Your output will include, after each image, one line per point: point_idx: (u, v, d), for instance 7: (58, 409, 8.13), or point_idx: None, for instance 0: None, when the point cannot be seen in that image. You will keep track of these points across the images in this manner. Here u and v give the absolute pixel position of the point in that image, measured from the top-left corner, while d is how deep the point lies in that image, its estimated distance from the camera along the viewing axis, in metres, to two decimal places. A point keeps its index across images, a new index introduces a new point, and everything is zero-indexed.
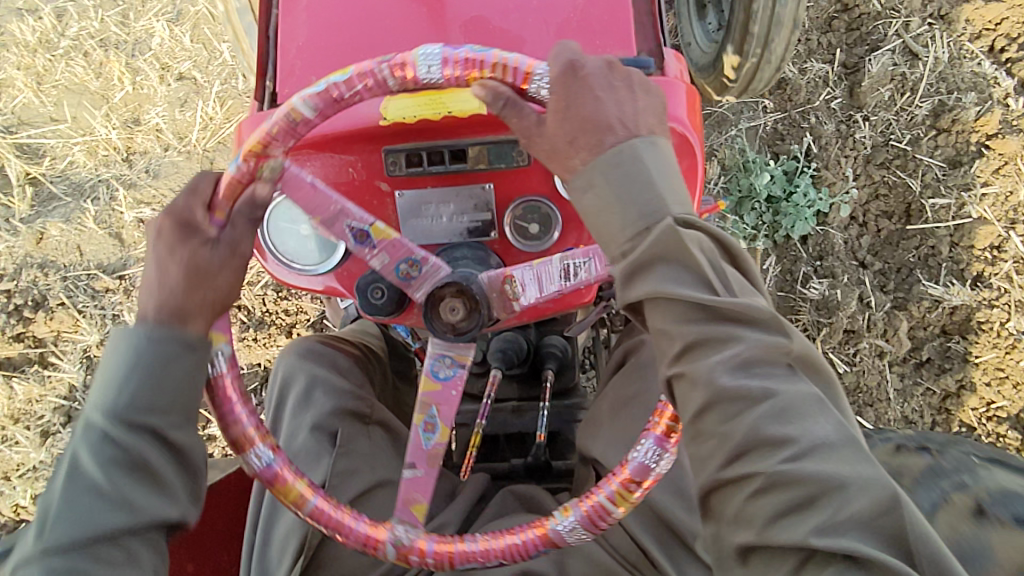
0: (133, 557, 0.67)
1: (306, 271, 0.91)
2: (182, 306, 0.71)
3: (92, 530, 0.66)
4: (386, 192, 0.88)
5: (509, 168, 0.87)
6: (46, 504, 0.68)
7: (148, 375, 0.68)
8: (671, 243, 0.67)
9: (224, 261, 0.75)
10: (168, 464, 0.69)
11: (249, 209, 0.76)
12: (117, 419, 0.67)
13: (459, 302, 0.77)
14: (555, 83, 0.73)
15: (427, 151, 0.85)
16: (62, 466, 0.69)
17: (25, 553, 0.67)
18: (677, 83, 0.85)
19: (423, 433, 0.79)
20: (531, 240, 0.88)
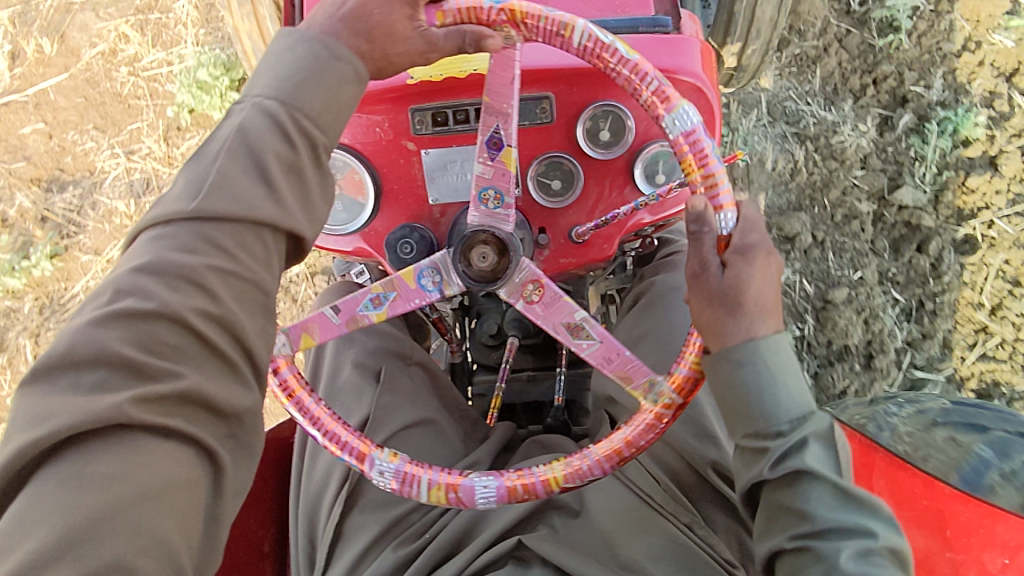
0: (269, 259, 0.59)
1: (338, 229, 0.94)
2: (353, 42, 0.67)
3: (243, 211, 0.57)
4: (412, 151, 0.91)
5: (533, 125, 0.88)
6: (198, 170, 0.59)
7: (289, 75, 0.62)
8: (776, 384, 0.69)
9: (418, 50, 0.71)
10: (316, 176, 0.62)
11: (473, 41, 0.72)
12: (290, 111, 0.61)
13: (489, 251, 0.80)
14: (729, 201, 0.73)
15: (452, 109, 0.87)
16: (218, 138, 0.60)
17: (171, 211, 0.57)
18: (693, 40, 0.87)
19: (369, 304, 0.83)
20: (554, 195, 0.91)
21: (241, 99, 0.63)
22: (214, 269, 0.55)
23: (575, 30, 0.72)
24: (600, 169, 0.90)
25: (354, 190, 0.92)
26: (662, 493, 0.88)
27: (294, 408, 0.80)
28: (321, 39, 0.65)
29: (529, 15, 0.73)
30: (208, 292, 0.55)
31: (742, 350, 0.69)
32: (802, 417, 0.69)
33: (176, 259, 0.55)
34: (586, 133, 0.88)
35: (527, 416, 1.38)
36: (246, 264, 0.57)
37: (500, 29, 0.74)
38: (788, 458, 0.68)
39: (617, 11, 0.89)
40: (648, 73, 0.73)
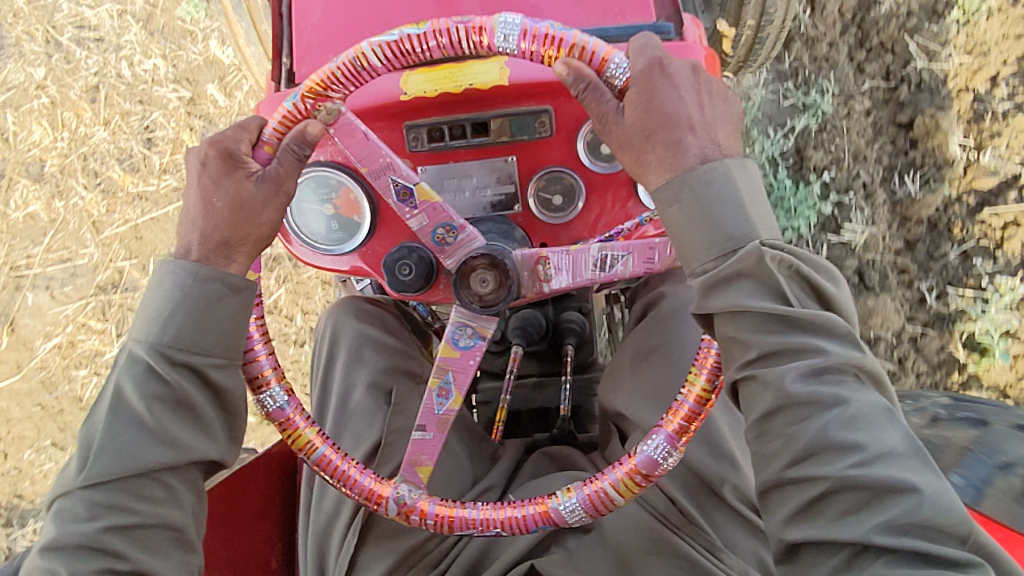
0: (173, 496, 0.73)
1: (333, 250, 0.91)
2: (214, 240, 0.75)
3: (135, 466, 0.71)
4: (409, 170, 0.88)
5: (531, 140, 0.86)
6: (88, 436, 0.73)
7: (178, 318, 0.72)
8: (707, 215, 0.66)
9: (269, 198, 0.77)
10: (204, 399, 0.73)
11: (300, 143, 0.77)
12: (160, 351, 0.72)
13: (490, 275, 0.78)
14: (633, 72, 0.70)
15: (448, 125, 0.84)
16: (105, 400, 0.74)
17: (68, 484, 0.72)
18: (698, 47, 0.84)
19: (438, 398, 0.82)
20: (554, 211, 0.88)
21: (123, 345, 0.75)
22: (112, 528, 0.70)
23: (367, 56, 0.74)
24: (601, 184, 0.87)
25: (349, 210, 0.90)
26: (678, 513, 0.84)
27: (460, 528, 0.77)
28: (183, 268, 0.74)
29: (325, 82, 0.76)
30: (111, 551, 0.70)
31: (665, 189, 0.69)
32: (744, 240, 0.66)
33: (78, 528, 0.70)
34: (587, 146, 0.85)
35: (534, 423, 1.34)
36: (144, 512, 0.71)
37: (316, 113, 0.77)
38: (721, 294, 0.66)
39: (617, 17, 0.85)
40: (448, 27, 0.72)
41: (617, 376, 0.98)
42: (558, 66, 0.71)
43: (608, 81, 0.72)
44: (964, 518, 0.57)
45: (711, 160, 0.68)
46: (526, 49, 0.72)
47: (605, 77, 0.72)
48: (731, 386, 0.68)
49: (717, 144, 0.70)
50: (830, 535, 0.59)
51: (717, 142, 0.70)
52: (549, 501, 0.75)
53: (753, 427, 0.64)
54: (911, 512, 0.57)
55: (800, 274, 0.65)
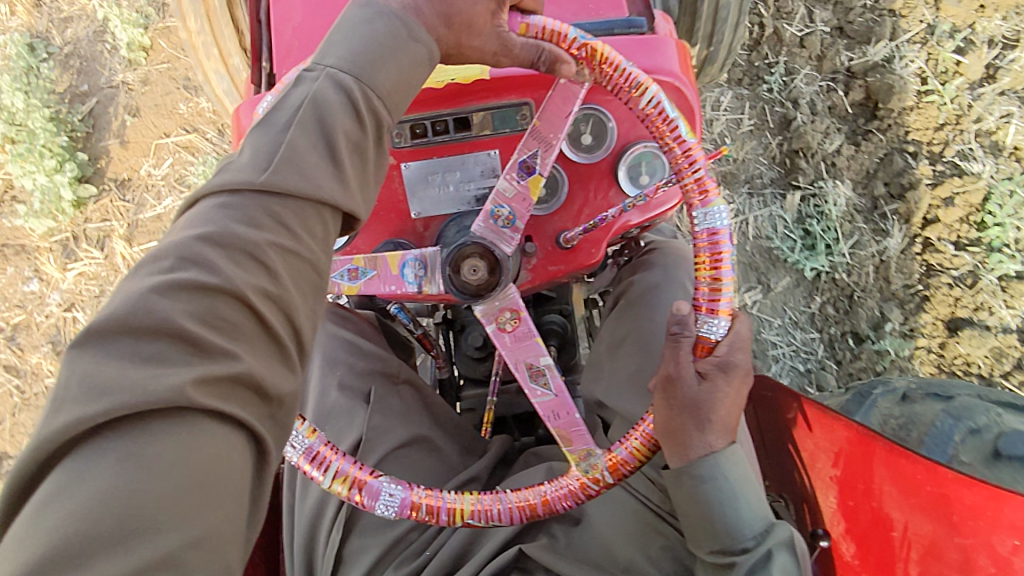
0: (326, 240, 0.58)
1: None
2: (428, 21, 0.67)
3: (308, 189, 0.56)
4: (393, 165, 0.89)
5: (514, 132, 0.87)
6: (266, 140, 0.58)
7: (370, 46, 0.62)
8: (737, 498, 0.72)
9: (490, 51, 0.73)
10: (375, 156, 0.63)
11: (548, 62, 0.75)
12: (361, 88, 0.61)
13: (489, 269, 0.79)
14: (730, 348, 0.72)
15: (430, 120, 0.85)
16: (290, 106, 0.60)
17: (238, 181, 0.56)
18: (668, 39, 0.87)
19: (348, 279, 0.83)
20: (539, 202, 0.89)
21: (307, 68, 0.62)
22: (275, 245, 0.54)
23: (644, 98, 0.75)
24: (583, 174, 0.89)
25: None
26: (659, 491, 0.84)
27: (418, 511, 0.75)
28: (393, 14, 0.65)
29: (608, 60, 0.75)
30: (268, 268, 0.53)
31: (702, 466, 0.71)
32: (758, 522, 0.72)
33: (241, 231, 0.53)
34: (568, 137, 0.87)
35: (518, 428, 1.35)
36: (306, 247, 0.56)
37: (577, 64, 0.76)
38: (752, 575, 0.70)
39: (591, 13, 0.88)
40: (698, 162, 0.73)
41: (595, 368, 0.99)
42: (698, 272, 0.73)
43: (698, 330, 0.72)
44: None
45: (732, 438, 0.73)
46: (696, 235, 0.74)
47: (697, 322, 0.73)
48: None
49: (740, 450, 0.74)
50: None
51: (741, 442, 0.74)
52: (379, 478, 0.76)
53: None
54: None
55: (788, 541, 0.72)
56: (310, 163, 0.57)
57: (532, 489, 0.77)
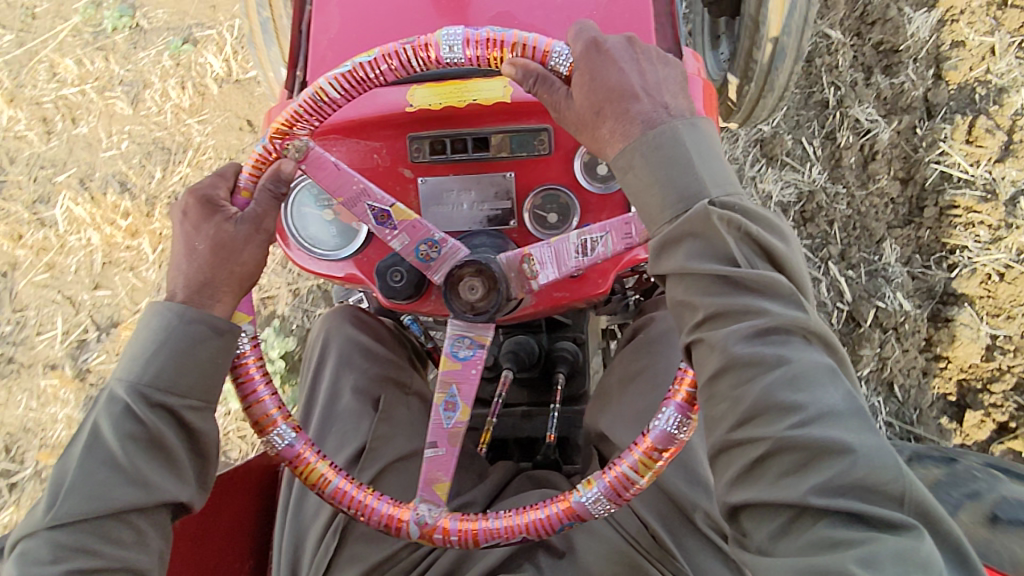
0: (142, 540, 0.71)
1: (331, 255, 0.93)
2: (203, 288, 0.75)
3: (104, 506, 0.69)
4: (409, 179, 0.90)
5: (530, 157, 0.88)
6: (60, 471, 0.71)
7: (148, 351, 0.72)
8: (655, 184, 0.66)
9: (249, 235, 0.78)
10: (179, 442, 0.72)
11: (274, 183, 0.79)
12: (140, 390, 0.71)
13: (478, 280, 0.79)
14: (577, 58, 0.72)
15: (451, 138, 0.87)
16: (83, 432, 0.72)
17: (34, 523, 0.70)
18: (696, 78, 0.87)
19: (444, 411, 0.81)
20: (550, 229, 0.89)
21: (104, 383, 0.73)
22: (75, 571, 0.68)
23: (326, 90, 0.78)
24: (596, 204, 0.89)
25: (348, 217, 0.92)
26: (651, 539, 0.81)
27: (486, 538, 0.75)
28: (170, 308, 0.73)
29: (291, 120, 0.80)
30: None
31: (630, 178, 0.68)
32: (693, 200, 0.65)
33: (42, 572, 0.67)
34: (584, 166, 0.87)
35: (518, 453, 1.33)
36: (111, 555, 0.69)
37: (287, 152, 0.81)
38: (671, 257, 0.65)
39: None
40: (395, 51, 0.76)
41: (604, 400, 0.97)
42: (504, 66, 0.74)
43: (552, 68, 0.73)
44: (899, 476, 0.56)
45: (656, 123, 0.68)
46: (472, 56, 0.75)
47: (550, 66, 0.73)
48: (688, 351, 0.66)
49: (666, 105, 0.69)
50: (769, 498, 0.58)
51: (669, 106, 0.69)
52: (572, 496, 0.74)
53: (702, 390, 0.63)
54: (847, 472, 0.56)
55: (751, 236, 0.63)
56: (101, 485, 0.69)
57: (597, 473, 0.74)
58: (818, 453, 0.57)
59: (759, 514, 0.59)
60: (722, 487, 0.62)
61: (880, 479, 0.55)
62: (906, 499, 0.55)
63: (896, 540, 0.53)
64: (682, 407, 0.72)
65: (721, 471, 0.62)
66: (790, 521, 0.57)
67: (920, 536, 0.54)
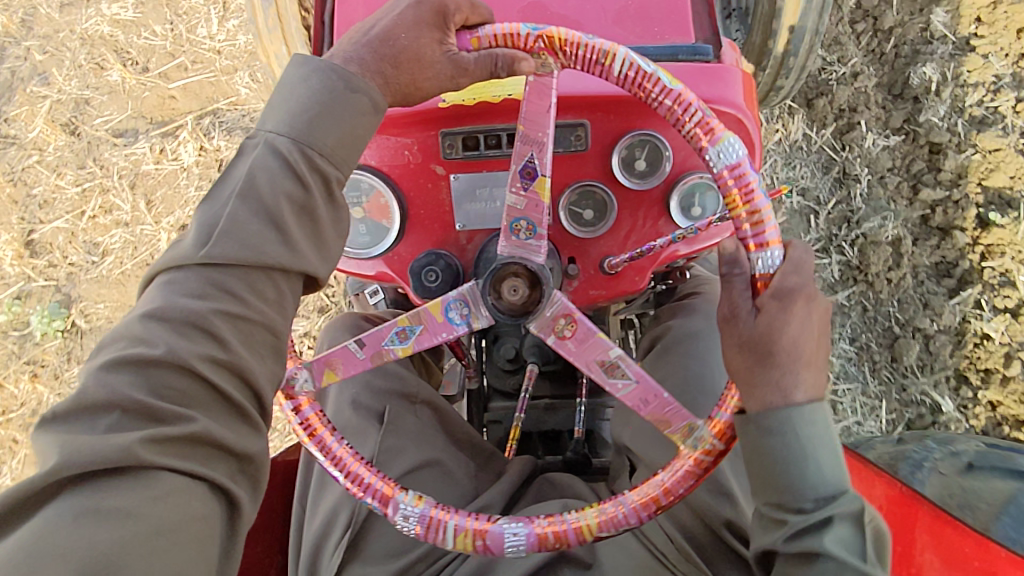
0: (281, 301, 0.62)
1: (361, 254, 0.91)
2: (381, 75, 0.71)
3: (253, 258, 0.60)
4: (441, 175, 0.88)
5: (566, 153, 0.85)
6: (209, 214, 0.62)
7: (313, 105, 0.64)
8: (806, 459, 0.62)
9: (444, 75, 0.74)
10: (328, 213, 0.64)
11: (507, 65, 0.74)
12: (301, 148, 0.63)
13: (521, 283, 0.77)
14: (789, 274, 0.66)
15: (483, 134, 0.85)
16: (232, 179, 0.63)
17: (182, 257, 0.60)
18: (734, 70, 0.84)
19: (395, 339, 0.79)
20: (586, 226, 0.88)
21: (253, 132, 0.65)
22: (220, 313, 0.58)
23: (612, 58, 0.69)
24: (633, 200, 0.87)
25: (378, 214, 0.89)
26: (676, 553, 0.83)
27: (497, 542, 0.72)
28: (329, 69, 0.66)
29: (566, 42, 0.70)
30: (217, 337, 0.58)
31: (772, 418, 0.63)
32: (837, 493, 0.62)
33: (186, 304, 0.58)
34: (622, 161, 0.85)
35: (544, 446, 1.35)
36: (255, 309, 0.60)
37: (536, 56, 0.73)
38: (804, 536, 0.62)
39: (656, 37, 0.86)
40: (692, 104, 0.69)
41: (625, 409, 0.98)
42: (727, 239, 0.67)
43: (750, 259, 0.67)
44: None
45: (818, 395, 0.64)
46: (722, 176, 0.69)
47: (752, 257, 0.67)
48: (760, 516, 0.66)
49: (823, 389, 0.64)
50: None
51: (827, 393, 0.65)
52: (559, 522, 0.72)
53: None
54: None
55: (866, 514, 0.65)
56: (251, 230, 0.61)
57: (649, 482, 0.72)
58: None
59: None
60: None
61: None
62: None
63: None
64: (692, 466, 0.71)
65: None
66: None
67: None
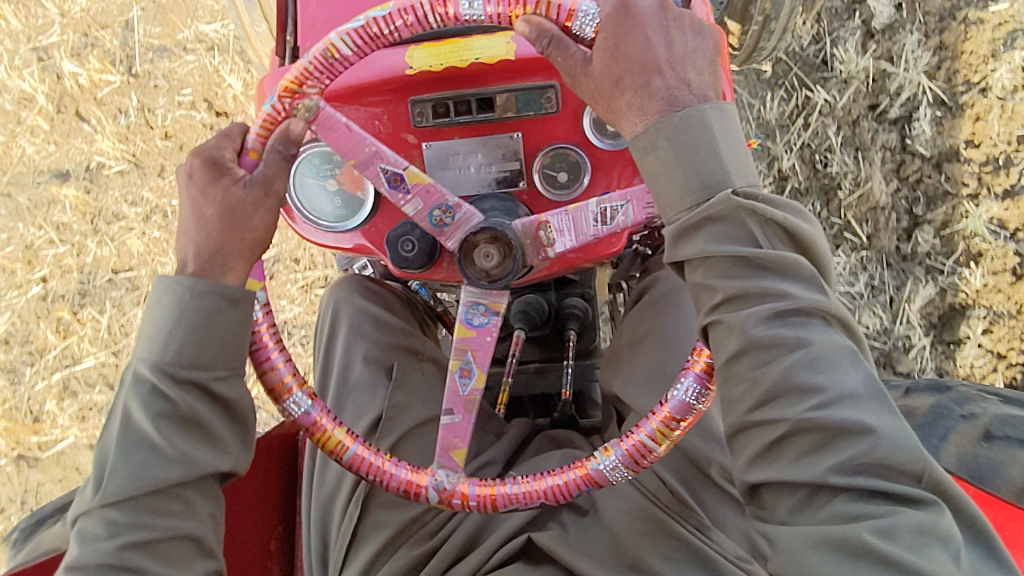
0: (190, 507, 0.72)
1: (338, 227, 0.91)
2: (219, 255, 0.74)
3: (149, 484, 0.70)
4: (414, 145, 0.87)
5: (537, 115, 0.85)
6: (103, 454, 0.73)
7: (168, 329, 0.72)
8: (683, 165, 0.66)
9: (258, 199, 0.76)
10: (215, 417, 0.73)
11: (283, 144, 0.77)
12: (163, 369, 0.71)
13: (493, 248, 0.78)
14: (603, 19, 0.70)
15: (453, 100, 0.84)
16: (115, 417, 0.73)
17: (86, 505, 0.72)
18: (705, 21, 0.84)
19: (460, 378, 0.80)
20: (561, 189, 0.87)
21: (128, 364, 0.74)
22: (130, 544, 0.69)
23: (337, 47, 0.74)
24: (607, 161, 0.87)
25: (353, 185, 0.90)
26: (669, 494, 0.82)
27: (504, 505, 0.76)
28: (179, 283, 0.72)
29: (298, 78, 0.76)
30: (133, 567, 0.69)
31: (643, 139, 0.68)
32: (716, 187, 0.66)
33: (101, 547, 0.69)
34: (593, 122, 0.85)
35: (534, 409, 1.34)
36: (162, 526, 0.71)
37: (297, 112, 0.77)
38: (688, 240, 0.66)
39: None
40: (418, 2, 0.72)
41: (616, 362, 0.97)
42: (520, 24, 0.71)
43: (575, 32, 0.71)
44: (919, 457, 0.58)
45: (680, 104, 0.68)
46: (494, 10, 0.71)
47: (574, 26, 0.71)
48: (702, 330, 0.68)
49: (688, 84, 0.69)
50: (789, 476, 0.61)
51: (691, 84, 0.69)
52: (589, 463, 0.75)
53: (721, 369, 0.65)
54: (868, 451, 0.58)
55: (775, 221, 0.65)
56: (139, 454, 0.70)
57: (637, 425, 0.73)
58: (838, 433, 0.59)
59: (776, 489, 0.63)
60: (740, 465, 0.65)
61: (902, 459, 0.58)
62: (925, 476, 0.58)
63: (914, 514, 0.57)
64: (665, 427, 0.71)
65: (739, 450, 0.65)
66: (810, 495, 0.61)
67: (939, 511, 0.57)
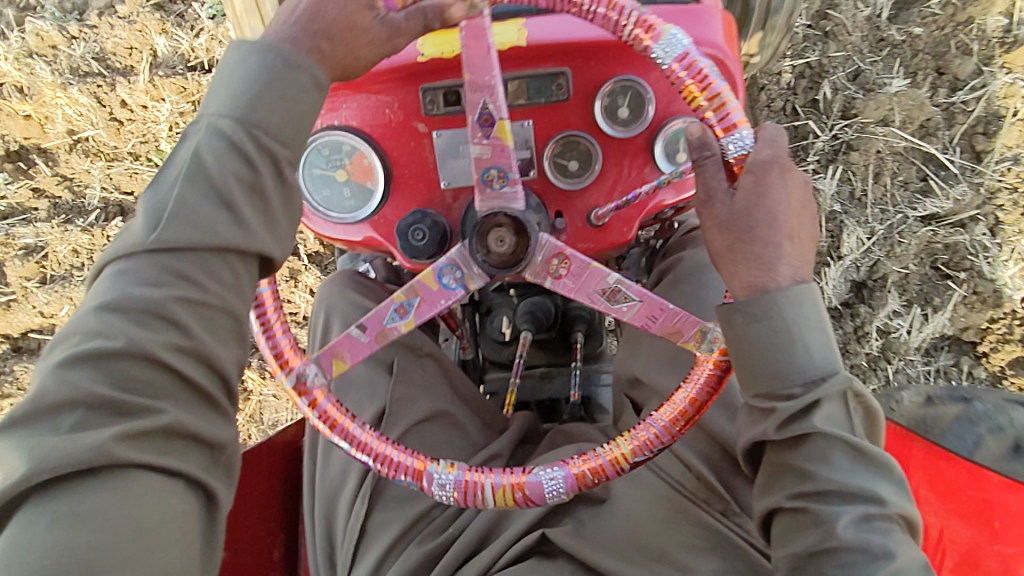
0: (239, 283, 0.59)
1: (347, 218, 0.90)
2: (315, 48, 0.65)
3: (207, 241, 0.57)
4: (423, 134, 0.87)
5: (547, 103, 0.85)
6: (157, 197, 0.58)
7: (258, 85, 0.60)
8: (793, 343, 0.64)
9: (379, 38, 0.69)
10: (279, 191, 0.61)
11: (435, 15, 0.71)
12: (246, 128, 0.60)
13: (507, 234, 0.76)
14: (757, 154, 0.68)
15: (463, 87, 0.84)
16: (178, 162, 0.59)
17: (132, 242, 0.57)
18: (714, 10, 0.83)
19: (394, 313, 0.79)
20: (571, 177, 0.87)
21: (196, 115, 0.61)
22: (182, 301, 0.56)
23: None
24: (617, 149, 0.86)
25: (363, 175, 0.88)
26: (694, 481, 0.80)
27: (338, 436, 0.76)
28: (278, 49, 0.62)
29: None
30: (179, 324, 0.55)
31: (757, 303, 0.64)
32: (827, 372, 0.65)
33: (143, 293, 0.55)
34: (604, 111, 0.84)
35: (541, 411, 1.34)
36: (212, 292, 0.57)
37: (467, 1, 0.71)
38: (797, 423, 0.64)
39: None
40: (625, 7, 0.70)
41: (634, 345, 0.95)
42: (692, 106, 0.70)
43: (722, 144, 0.70)
44: None
45: (802, 276, 0.66)
46: (674, 71, 0.70)
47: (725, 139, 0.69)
48: (768, 514, 0.67)
49: (806, 262, 0.67)
50: None
51: (801, 260, 0.67)
52: (431, 465, 0.74)
53: (791, 558, 0.64)
54: None
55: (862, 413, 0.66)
56: (204, 205, 0.58)
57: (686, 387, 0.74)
58: None
59: None
60: None
61: None
62: None
63: None
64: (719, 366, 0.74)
65: None
66: None
67: None
